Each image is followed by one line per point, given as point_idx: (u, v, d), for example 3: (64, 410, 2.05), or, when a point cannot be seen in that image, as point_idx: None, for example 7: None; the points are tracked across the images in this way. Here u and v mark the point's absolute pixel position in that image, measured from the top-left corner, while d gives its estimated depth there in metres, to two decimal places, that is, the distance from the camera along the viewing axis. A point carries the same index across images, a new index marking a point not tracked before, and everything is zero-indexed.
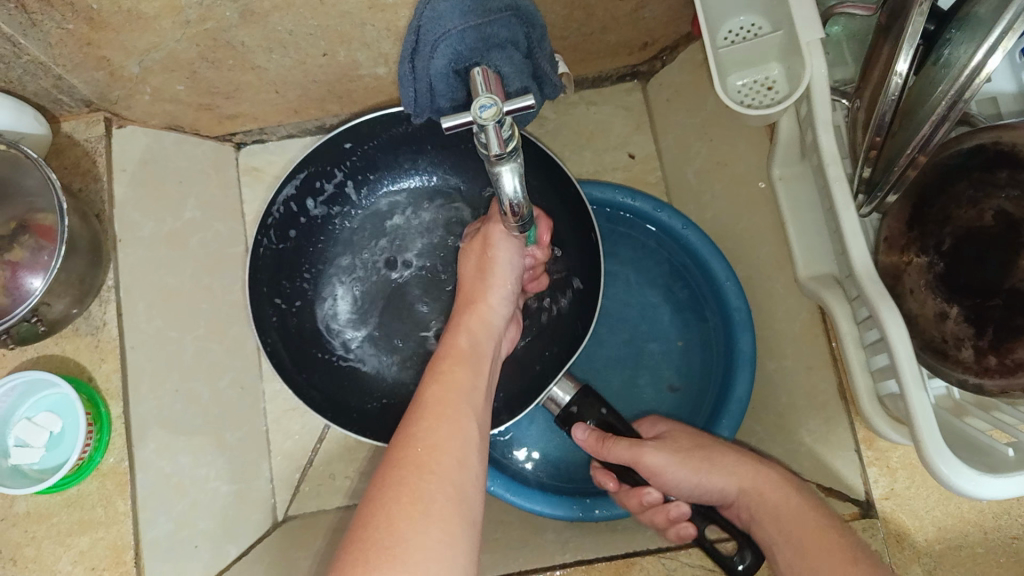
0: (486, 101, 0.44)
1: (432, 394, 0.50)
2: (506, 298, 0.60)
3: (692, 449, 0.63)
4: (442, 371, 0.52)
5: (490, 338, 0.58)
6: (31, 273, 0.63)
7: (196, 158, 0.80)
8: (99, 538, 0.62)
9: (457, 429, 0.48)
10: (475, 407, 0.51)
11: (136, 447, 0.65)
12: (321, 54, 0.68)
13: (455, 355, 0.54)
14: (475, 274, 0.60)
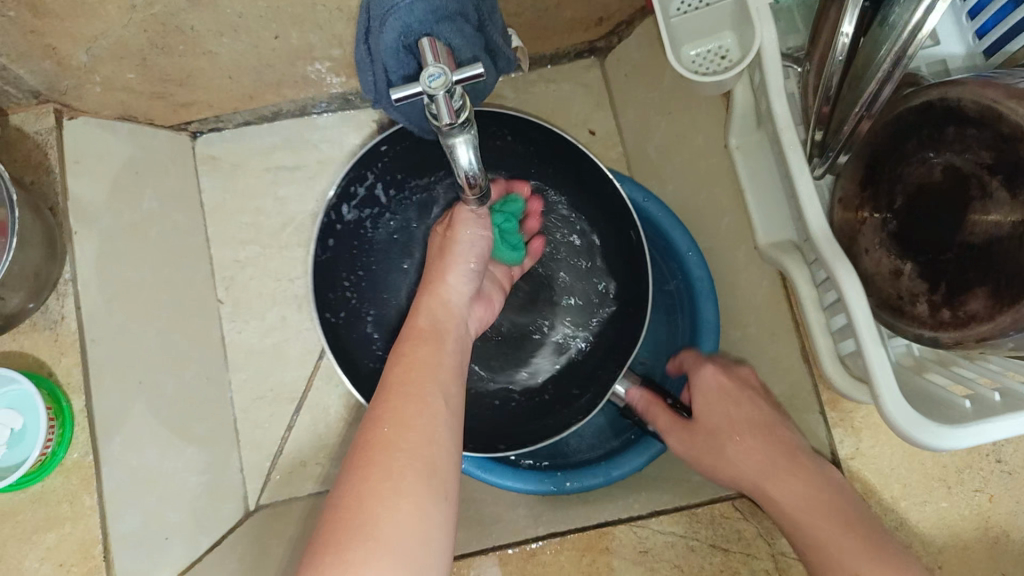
0: (435, 70, 0.44)
1: (398, 373, 0.50)
2: (468, 274, 0.59)
3: (711, 449, 0.64)
4: (404, 352, 0.52)
5: (451, 313, 0.57)
6: None
7: (152, 148, 0.78)
8: (66, 534, 0.61)
9: (422, 404, 0.48)
10: (441, 383, 0.50)
11: (101, 442, 0.64)
12: (274, 37, 0.67)
13: (421, 335, 0.54)
14: (432, 261, 0.61)
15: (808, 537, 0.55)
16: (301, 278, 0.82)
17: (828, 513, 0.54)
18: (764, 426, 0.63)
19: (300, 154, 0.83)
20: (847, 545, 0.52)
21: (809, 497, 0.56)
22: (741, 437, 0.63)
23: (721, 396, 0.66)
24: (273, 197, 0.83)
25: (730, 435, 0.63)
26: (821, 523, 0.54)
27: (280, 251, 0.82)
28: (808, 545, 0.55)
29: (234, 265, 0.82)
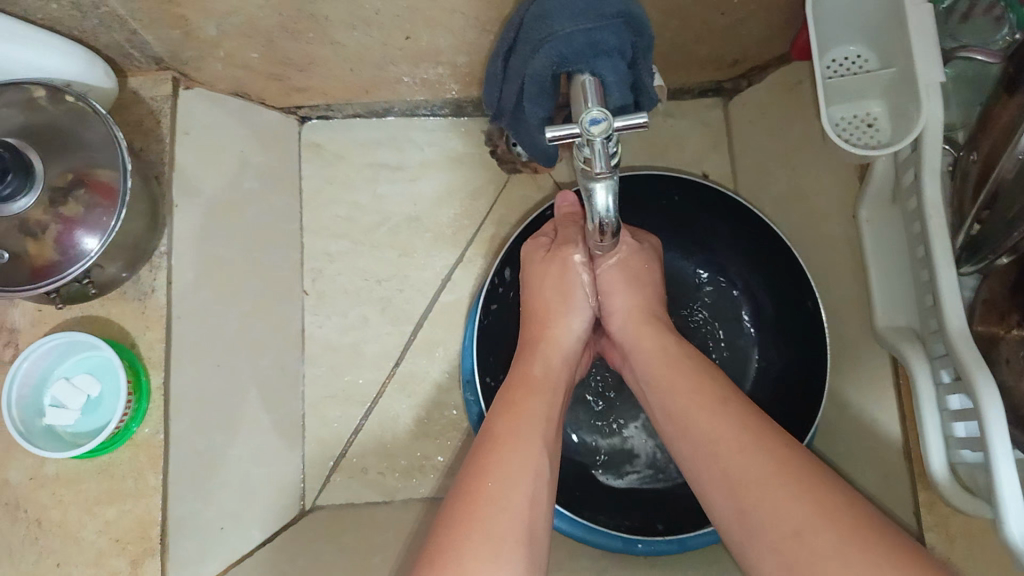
0: (596, 113, 0.42)
1: (500, 428, 0.49)
2: (586, 318, 0.63)
3: (631, 270, 0.64)
4: (516, 400, 0.52)
5: (564, 355, 0.60)
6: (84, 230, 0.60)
7: (259, 128, 0.76)
8: (126, 510, 0.61)
9: (521, 466, 0.47)
10: (539, 446, 0.49)
11: (172, 421, 0.63)
12: (404, 37, 0.65)
13: (527, 385, 0.54)
14: (540, 292, 0.65)
15: (662, 395, 0.54)
16: (389, 280, 0.78)
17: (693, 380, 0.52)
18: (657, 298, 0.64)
19: (404, 153, 0.80)
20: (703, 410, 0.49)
21: (673, 363, 0.55)
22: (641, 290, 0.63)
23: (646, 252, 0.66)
24: (371, 194, 0.80)
25: (642, 281, 0.63)
26: (687, 391, 0.51)
27: (370, 249, 0.79)
28: (664, 403, 0.53)
29: (324, 257, 0.79)
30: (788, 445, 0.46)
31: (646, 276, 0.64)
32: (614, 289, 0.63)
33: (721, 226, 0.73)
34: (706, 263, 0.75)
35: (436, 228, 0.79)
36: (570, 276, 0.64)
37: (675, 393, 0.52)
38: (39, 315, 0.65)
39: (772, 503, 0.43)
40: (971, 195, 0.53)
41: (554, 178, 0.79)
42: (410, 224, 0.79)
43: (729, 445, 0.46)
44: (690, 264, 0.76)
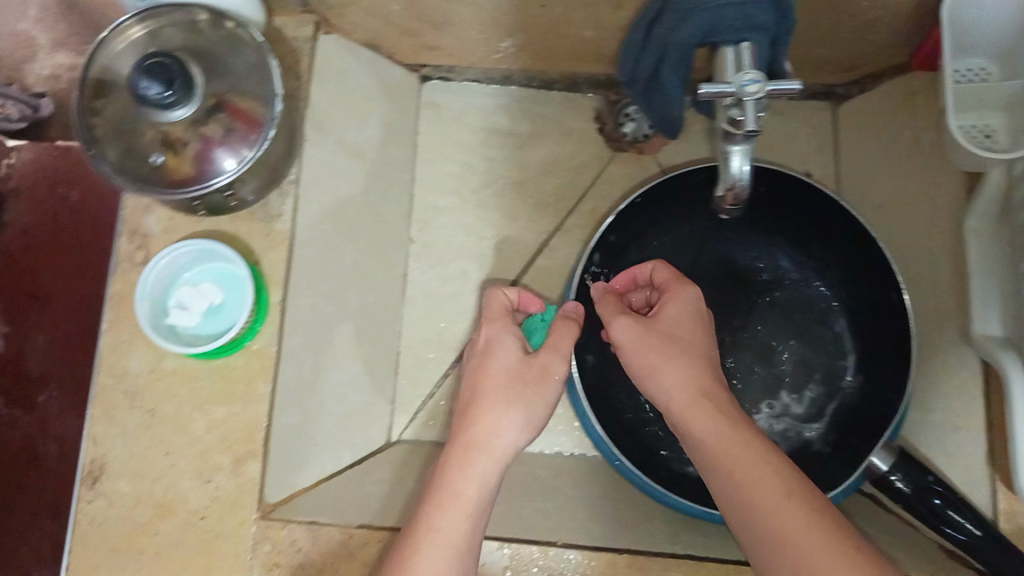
0: (749, 77, 0.46)
1: (452, 471, 0.55)
2: (522, 424, 0.58)
3: (667, 345, 0.57)
4: (427, 528, 0.52)
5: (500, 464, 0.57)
6: (222, 149, 0.65)
7: (387, 80, 0.80)
8: (234, 411, 0.66)
9: (460, 501, 0.54)
10: (480, 482, 0.55)
11: (286, 336, 0.68)
12: (540, 6, 0.69)
13: (441, 505, 0.53)
14: (514, 357, 0.61)
15: (724, 477, 0.50)
16: (491, 239, 0.81)
17: (755, 446, 0.50)
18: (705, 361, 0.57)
19: (517, 121, 0.82)
20: (772, 487, 0.48)
21: (731, 441, 0.51)
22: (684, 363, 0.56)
23: (682, 308, 0.60)
24: (482, 155, 0.82)
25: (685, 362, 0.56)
26: (750, 452, 0.50)
27: (474, 208, 0.82)
28: (722, 473, 0.50)
29: (432, 210, 0.82)
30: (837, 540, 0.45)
31: (682, 348, 0.57)
32: (652, 376, 0.57)
33: (806, 213, 0.73)
34: (787, 248, 0.75)
35: (540, 195, 0.82)
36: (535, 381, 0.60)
37: (739, 481, 0.49)
38: (170, 225, 0.70)
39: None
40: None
41: (659, 161, 0.81)
42: (515, 189, 0.82)
43: (802, 524, 0.46)
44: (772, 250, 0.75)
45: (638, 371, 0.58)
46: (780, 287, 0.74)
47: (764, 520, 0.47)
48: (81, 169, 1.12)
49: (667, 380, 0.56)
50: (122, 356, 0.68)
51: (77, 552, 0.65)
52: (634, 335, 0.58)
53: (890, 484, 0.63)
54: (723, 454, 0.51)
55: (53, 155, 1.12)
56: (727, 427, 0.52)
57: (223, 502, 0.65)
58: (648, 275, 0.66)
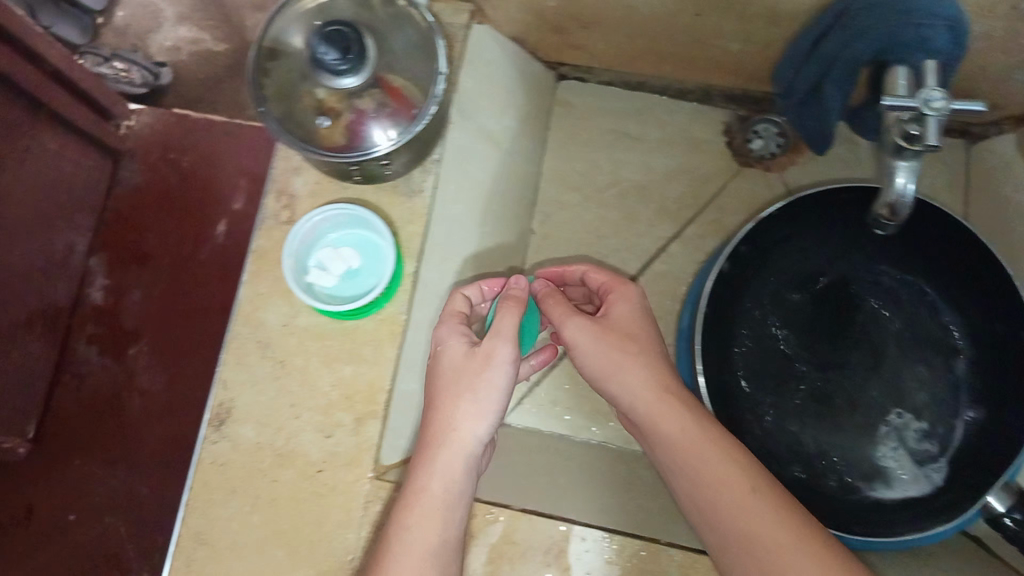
0: (936, 94, 0.47)
1: (416, 474, 0.58)
2: (487, 416, 0.60)
3: (619, 344, 0.60)
4: (404, 536, 0.55)
5: (461, 459, 0.58)
6: (374, 121, 0.68)
7: (527, 74, 0.83)
8: (361, 372, 0.69)
9: (425, 499, 0.56)
10: (443, 480, 0.57)
11: (416, 305, 0.71)
12: (693, 14, 0.70)
13: (413, 511, 0.56)
14: (466, 352, 0.61)
15: (689, 474, 0.54)
16: (610, 239, 0.82)
17: (717, 444, 0.54)
18: (651, 355, 0.59)
19: (647, 126, 0.84)
20: (737, 480, 0.52)
21: (693, 439, 0.54)
22: (639, 360, 0.59)
23: (629, 308, 0.63)
24: (608, 156, 0.84)
25: (638, 357, 0.59)
26: (712, 450, 0.54)
27: (596, 207, 0.84)
28: (684, 467, 0.54)
29: (555, 205, 0.84)
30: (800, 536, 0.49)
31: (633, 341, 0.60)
32: (608, 372, 0.59)
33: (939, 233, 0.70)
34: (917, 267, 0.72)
35: (662, 201, 0.83)
36: (490, 374, 0.60)
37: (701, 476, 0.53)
38: (316, 189, 0.73)
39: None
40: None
41: (784, 180, 0.82)
42: (638, 192, 0.83)
43: (767, 513, 0.50)
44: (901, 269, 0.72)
45: (596, 372, 0.60)
46: (908, 311, 0.71)
47: (729, 513, 0.51)
48: (199, 138, 1.22)
49: (629, 381, 0.58)
50: (259, 308, 0.71)
51: (199, 489, 0.68)
52: (592, 336, 0.60)
53: (1004, 526, 0.61)
54: (683, 450, 0.54)
55: (169, 121, 1.21)
56: (691, 426, 0.55)
57: (342, 459, 0.67)
58: (578, 275, 0.68)
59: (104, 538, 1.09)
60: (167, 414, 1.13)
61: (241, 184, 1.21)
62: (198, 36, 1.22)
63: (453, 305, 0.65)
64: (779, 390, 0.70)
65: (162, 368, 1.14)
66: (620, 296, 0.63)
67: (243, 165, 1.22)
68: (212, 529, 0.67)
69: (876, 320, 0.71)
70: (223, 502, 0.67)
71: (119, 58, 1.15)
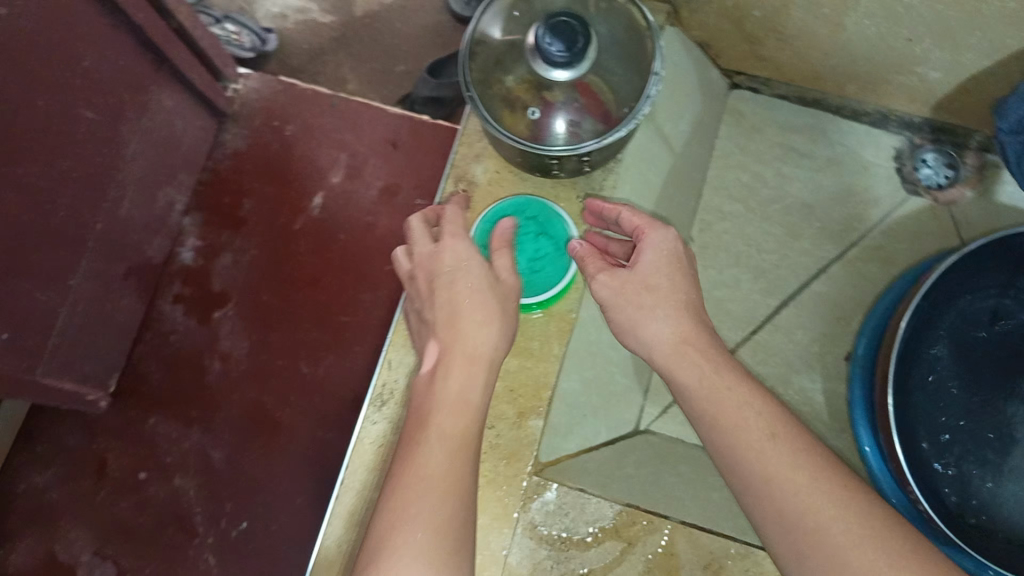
0: None
1: (417, 448, 0.50)
2: (501, 333, 0.57)
3: (643, 286, 0.55)
4: (421, 438, 0.50)
5: (482, 368, 0.55)
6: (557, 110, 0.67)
7: (705, 80, 0.82)
8: (525, 366, 0.68)
9: (453, 420, 0.51)
10: (450, 450, 0.49)
11: (584, 302, 0.70)
12: (905, 38, 0.69)
13: (431, 414, 0.52)
14: (457, 333, 0.57)
15: (708, 421, 0.50)
16: (770, 254, 0.82)
17: (735, 392, 0.50)
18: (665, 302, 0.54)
19: (816, 145, 0.83)
20: (757, 428, 0.48)
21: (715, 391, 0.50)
22: (665, 308, 0.54)
23: (655, 251, 0.56)
24: (775, 171, 0.83)
25: (668, 304, 0.54)
26: (726, 392, 0.50)
27: (758, 221, 0.83)
28: (701, 414, 0.50)
29: (716, 214, 0.83)
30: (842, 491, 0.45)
31: (664, 286, 0.55)
32: (640, 328, 0.54)
33: None
34: None
35: (825, 221, 0.82)
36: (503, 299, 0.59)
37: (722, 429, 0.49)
38: (496, 178, 0.73)
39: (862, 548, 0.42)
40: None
41: (952, 213, 0.81)
42: (801, 210, 0.82)
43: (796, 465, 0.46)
44: None
45: (625, 321, 0.55)
46: None
47: (754, 464, 0.46)
48: (303, 107, 1.06)
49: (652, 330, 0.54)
50: None
51: (357, 468, 0.66)
52: (614, 284, 0.56)
53: None
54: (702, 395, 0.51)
55: (276, 90, 1.07)
56: (717, 378, 0.51)
57: (501, 451, 0.66)
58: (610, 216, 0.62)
59: (170, 502, 0.94)
60: (254, 379, 0.97)
61: (340, 160, 1.05)
62: (305, 6, 1.16)
63: (448, 252, 0.60)
64: (956, 421, 0.68)
65: (246, 333, 0.99)
66: (650, 238, 0.56)
67: (343, 138, 1.05)
68: (364, 511, 0.65)
69: None
70: (379, 484, 0.65)
71: (231, 20, 1.10)
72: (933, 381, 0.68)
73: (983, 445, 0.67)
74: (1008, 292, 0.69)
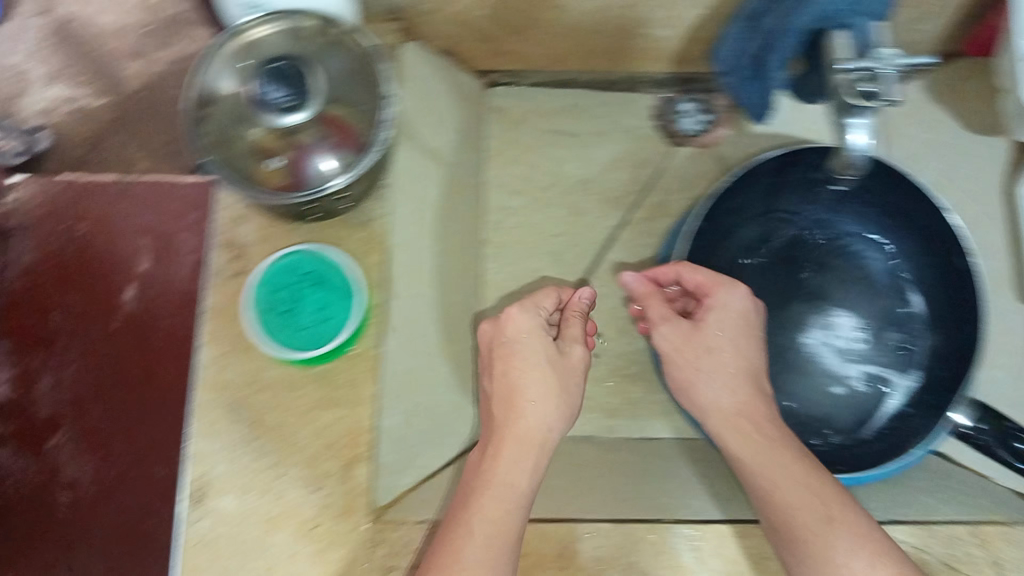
0: (890, 53, 0.51)
1: (461, 533, 0.54)
2: (559, 416, 0.62)
3: (693, 335, 0.65)
4: (466, 514, 0.55)
5: (540, 449, 0.60)
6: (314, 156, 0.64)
7: (458, 85, 0.81)
8: (341, 417, 0.67)
9: (495, 497, 0.56)
10: (488, 535, 0.53)
11: (387, 337, 0.69)
12: (624, 6, 0.71)
13: (488, 493, 0.56)
14: (518, 413, 0.61)
15: (755, 453, 0.59)
16: (562, 236, 0.83)
17: (769, 441, 0.60)
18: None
19: (580, 121, 0.85)
20: (793, 483, 0.56)
21: (758, 423, 0.61)
22: (724, 356, 0.64)
23: (728, 313, 0.65)
24: (549, 156, 0.85)
25: (710, 346, 0.64)
26: (779, 463, 0.58)
27: (545, 207, 0.84)
28: (747, 456, 0.59)
29: (501, 212, 0.84)
30: (859, 535, 0.53)
31: (724, 325, 0.65)
32: (696, 368, 0.64)
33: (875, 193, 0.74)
34: (857, 215, 0.76)
35: (606, 192, 0.84)
36: (574, 382, 0.63)
37: (766, 465, 0.58)
38: (264, 235, 0.70)
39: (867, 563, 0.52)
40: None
41: (718, 155, 0.85)
42: (582, 187, 0.85)
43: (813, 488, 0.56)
44: (847, 221, 0.77)
45: (681, 380, 0.65)
46: (845, 257, 0.77)
47: (794, 514, 0.55)
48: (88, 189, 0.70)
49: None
50: (222, 367, 0.67)
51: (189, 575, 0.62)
52: (674, 338, 0.65)
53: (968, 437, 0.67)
54: (758, 432, 0.60)
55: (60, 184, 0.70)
56: (748, 418, 0.61)
57: (336, 509, 0.64)
58: (672, 274, 0.69)
59: None
60: (97, 504, 0.65)
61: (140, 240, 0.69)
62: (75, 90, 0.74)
63: (511, 322, 0.65)
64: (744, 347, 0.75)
65: (87, 452, 0.66)
66: (720, 299, 0.65)
67: (145, 215, 0.70)
68: None
69: (816, 271, 0.76)
70: None
71: None
72: None
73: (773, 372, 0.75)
74: (763, 218, 0.77)
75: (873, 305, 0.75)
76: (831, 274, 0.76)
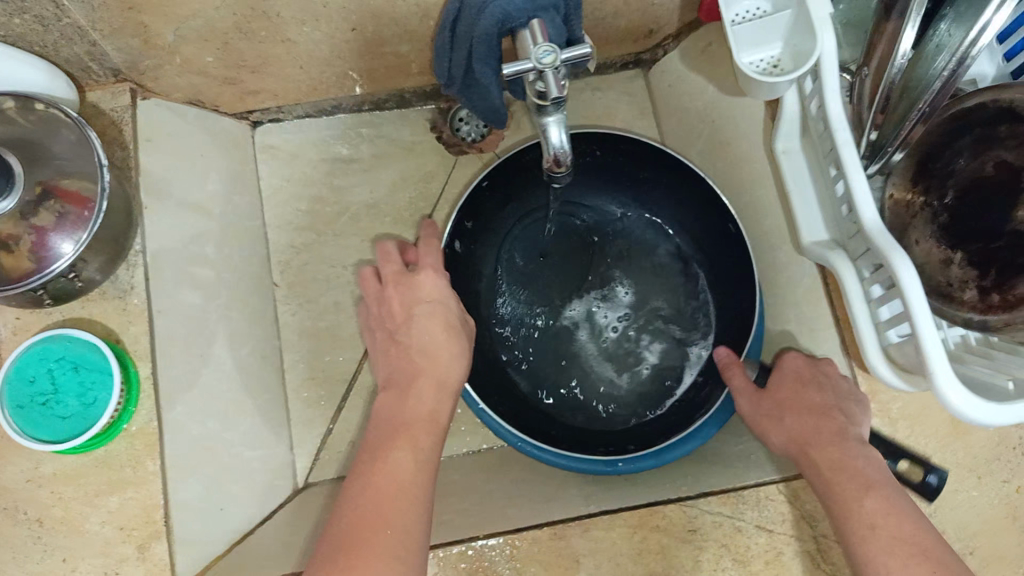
0: (545, 49, 0.49)
1: (388, 456, 0.55)
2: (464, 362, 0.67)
3: (792, 385, 0.69)
4: (389, 443, 0.57)
5: (445, 390, 0.63)
6: (58, 236, 0.61)
7: (217, 132, 0.80)
8: (128, 498, 0.63)
9: (419, 425, 0.59)
10: (418, 463, 0.56)
11: (166, 408, 0.66)
12: (350, 29, 0.69)
13: (408, 430, 0.58)
14: (431, 357, 0.65)
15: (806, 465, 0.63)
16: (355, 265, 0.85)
17: (817, 443, 0.63)
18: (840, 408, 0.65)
19: (357, 146, 0.86)
20: (840, 469, 0.60)
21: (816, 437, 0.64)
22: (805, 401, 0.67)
23: (792, 372, 0.70)
24: (330, 187, 0.86)
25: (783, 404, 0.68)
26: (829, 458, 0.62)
27: (335, 238, 0.85)
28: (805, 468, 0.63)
29: (290, 250, 0.85)
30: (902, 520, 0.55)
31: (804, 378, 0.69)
32: (774, 424, 0.68)
33: (631, 171, 0.81)
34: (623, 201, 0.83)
35: (394, 212, 0.85)
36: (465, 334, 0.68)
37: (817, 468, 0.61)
38: (20, 324, 0.65)
39: (883, 512, 0.56)
40: (889, 121, 0.59)
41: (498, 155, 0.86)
42: (370, 212, 0.85)
43: (848, 471, 0.60)
44: (613, 206, 0.83)
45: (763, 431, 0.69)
46: (619, 242, 0.82)
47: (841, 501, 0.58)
48: None
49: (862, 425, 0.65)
50: None
51: None
52: (753, 403, 0.70)
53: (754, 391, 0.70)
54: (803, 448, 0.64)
55: None
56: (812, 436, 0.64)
57: None
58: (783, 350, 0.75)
59: None
60: None
61: None
62: None
63: (425, 284, 0.70)
64: (536, 341, 0.80)
65: None
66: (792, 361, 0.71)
67: None
68: None
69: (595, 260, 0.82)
70: None
71: None
72: (506, 308, 0.80)
73: (561, 357, 0.79)
74: (535, 214, 0.83)
75: (650, 277, 0.81)
76: (611, 262, 0.81)
